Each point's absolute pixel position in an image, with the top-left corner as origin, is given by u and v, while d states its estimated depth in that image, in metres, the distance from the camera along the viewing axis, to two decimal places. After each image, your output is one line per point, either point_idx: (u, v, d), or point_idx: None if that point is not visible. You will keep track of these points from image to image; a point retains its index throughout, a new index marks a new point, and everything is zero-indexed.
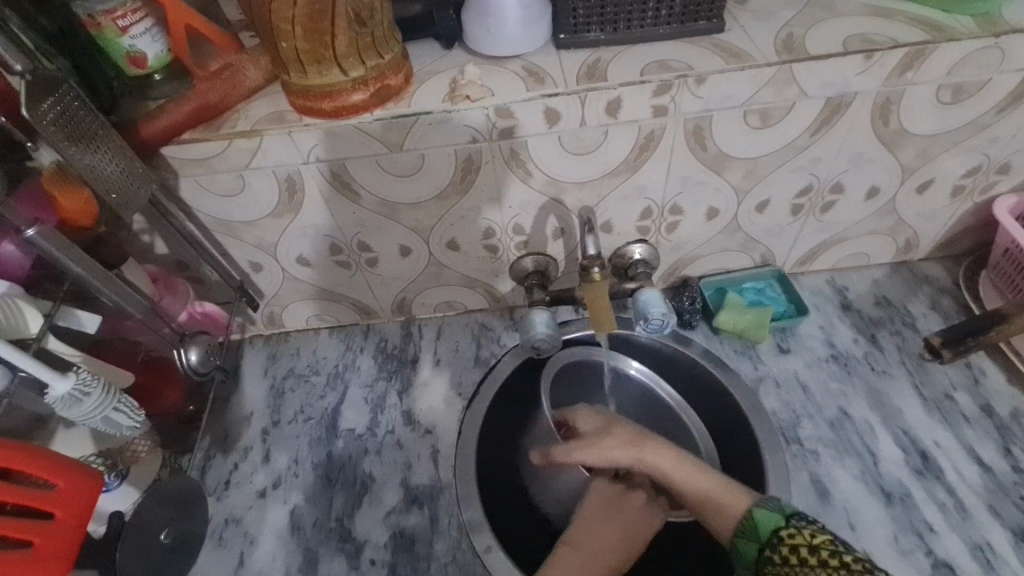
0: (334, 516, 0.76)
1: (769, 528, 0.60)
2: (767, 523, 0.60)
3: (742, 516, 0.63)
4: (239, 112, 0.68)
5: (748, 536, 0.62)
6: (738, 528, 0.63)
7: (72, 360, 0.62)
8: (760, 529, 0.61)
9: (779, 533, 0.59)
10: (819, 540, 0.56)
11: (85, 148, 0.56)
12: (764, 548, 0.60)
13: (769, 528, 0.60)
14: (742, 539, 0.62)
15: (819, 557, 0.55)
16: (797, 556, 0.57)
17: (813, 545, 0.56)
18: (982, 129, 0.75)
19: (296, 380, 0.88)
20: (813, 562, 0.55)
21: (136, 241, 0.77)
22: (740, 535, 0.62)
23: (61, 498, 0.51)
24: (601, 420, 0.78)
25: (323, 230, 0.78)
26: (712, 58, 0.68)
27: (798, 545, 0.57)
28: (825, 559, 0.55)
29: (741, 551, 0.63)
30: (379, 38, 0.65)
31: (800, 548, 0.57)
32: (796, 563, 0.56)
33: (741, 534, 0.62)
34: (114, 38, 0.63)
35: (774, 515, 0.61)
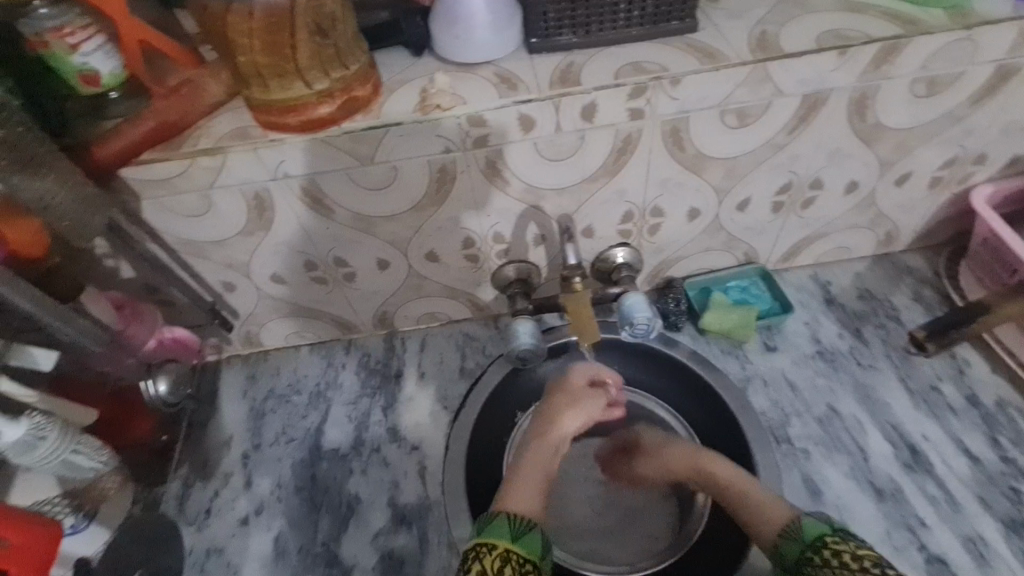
0: (320, 541, 0.73)
1: (814, 533, 0.63)
2: (812, 528, 0.63)
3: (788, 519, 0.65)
4: (201, 129, 0.66)
5: (792, 539, 0.64)
6: (783, 530, 0.65)
7: (26, 402, 0.59)
8: (805, 533, 0.63)
9: (824, 539, 0.62)
10: (862, 551, 0.59)
11: (29, 175, 0.54)
12: (807, 551, 0.62)
13: (815, 534, 0.63)
14: (786, 540, 0.64)
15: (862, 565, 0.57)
16: (839, 560, 0.59)
17: (857, 554, 0.58)
18: (957, 120, 0.75)
19: (276, 401, 0.86)
20: (853, 566, 0.58)
21: (100, 266, 0.73)
22: (785, 536, 0.64)
23: (16, 553, 0.49)
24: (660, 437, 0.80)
25: (297, 246, 0.76)
26: (686, 59, 0.67)
27: (841, 551, 0.60)
28: (865, 564, 0.57)
29: (782, 559, 0.64)
30: (344, 50, 0.62)
31: (844, 555, 0.59)
32: (838, 565, 0.59)
33: (787, 535, 0.64)
34: (64, 56, 0.60)
35: (821, 524, 0.63)
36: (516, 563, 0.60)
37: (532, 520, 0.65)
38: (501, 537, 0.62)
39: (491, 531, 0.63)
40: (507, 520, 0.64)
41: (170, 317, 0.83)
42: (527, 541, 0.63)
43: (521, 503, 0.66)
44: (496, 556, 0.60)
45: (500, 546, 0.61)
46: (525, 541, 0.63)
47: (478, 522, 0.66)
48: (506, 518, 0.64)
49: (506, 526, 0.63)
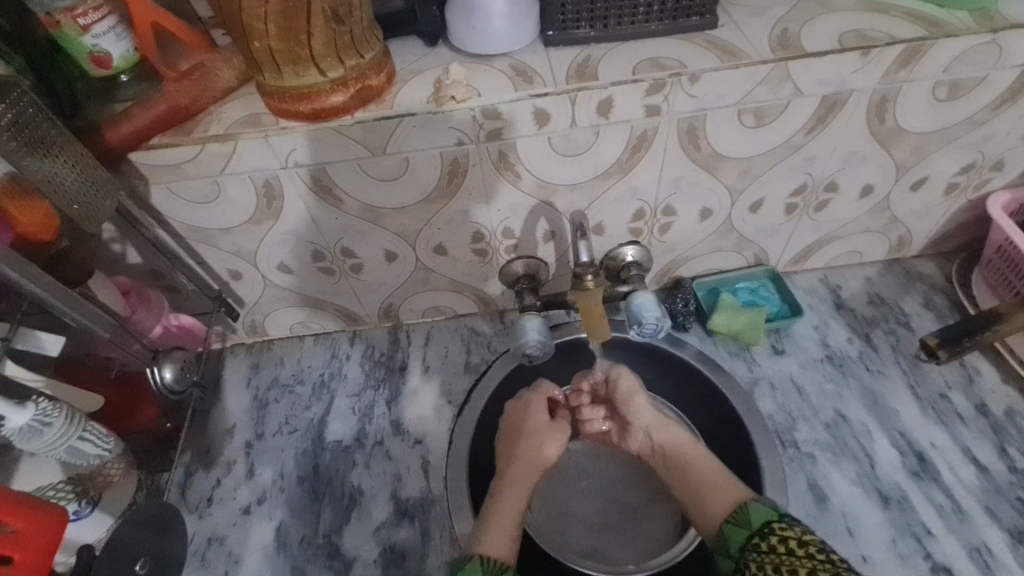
0: (321, 532, 0.73)
1: (761, 520, 0.62)
2: (760, 515, 0.62)
3: (738, 505, 0.66)
4: (212, 115, 0.65)
5: (740, 524, 0.64)
6: (732, 516, 0.65)
7: (34, 387, 0.60)
8: (752, 520, 0.63)
9: (771, 524, 0.61)
10: (807, 536, 0.58)
11: (41, 157, 0.53)
12: (753, 537, 0.62)
13: (762, 519, 0.62)
14: (733, 525, 0.65)
15: (806, 551, 0.57)
16: (785, 546, 0.58)
17: (802, 540, 0.58)
18: (977, 126, 0.74)
19: (280, 391, 0.85)
20: (801, 553, 0.57)
21: (106, 250, 0.73)
22: (732, 522, 0.65)
23: (20, 540, 0.48)
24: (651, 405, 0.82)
25: (305, 236, 0.75)
26: (706, 56, 0.66)
27: (787, 537, 0.59)
28: (811, 552, 0.56)
29: (727, 542, 0.65)
30: (359, 37, 0.61)
31: (789, 540, 0.58)
32: (783, 552, 0.58)
33: (735, 521, 0.65)
34: (75, 37, 0.59)
35: (769, 510, 0.63)
36: None
37: (507, 562, 0.64)
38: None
39: None
40: (481, 563, 0.63)
41: (175, 304, 0.82)
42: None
43: (494, 544, 0.66)
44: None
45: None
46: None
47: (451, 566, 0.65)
48: (480, 562, 0.63)
49: (478, 570, 0.63)
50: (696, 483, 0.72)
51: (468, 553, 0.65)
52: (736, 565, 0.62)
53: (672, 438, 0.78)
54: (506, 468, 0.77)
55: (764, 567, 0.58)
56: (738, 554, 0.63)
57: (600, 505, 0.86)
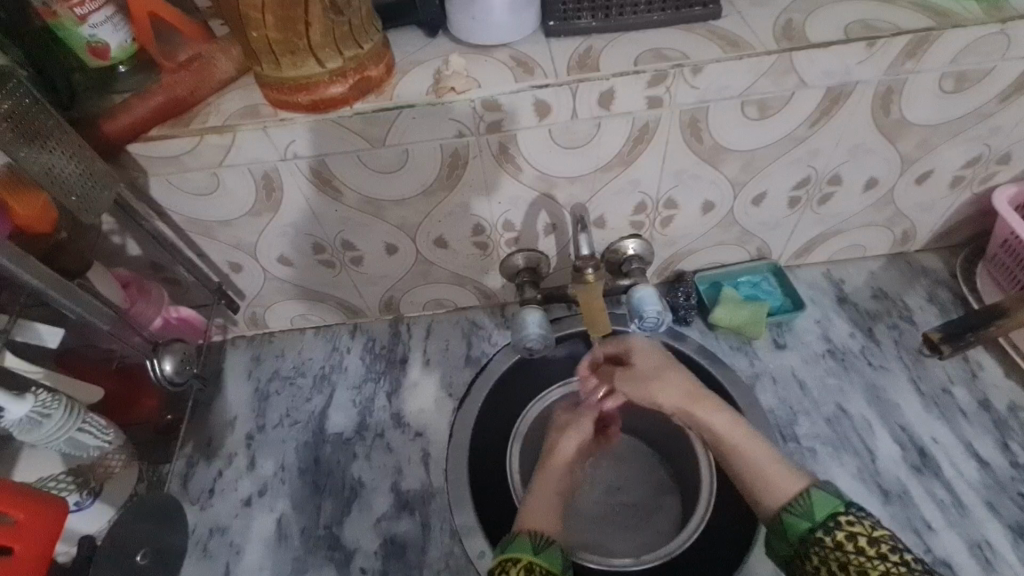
0: (322, 524, 0.73)
1: (825, 511, 0.60)
2: (825, 507, 0.60)
3: (796, 493, 0.62)
4: (210, 106, 0.64)
5: (801, 513, 0.61)
6: (790, 503, 0.62)
7: (28, 376, 0.60)
8: (816, 511, 0.60)
9: (837, 518, 0.59)
10: (879, 532, 0.57)
11: (39, 149, 0.52)
12: (816, 529, 0.59)
13: (826, 512, 0.60)
14: (792, 514, 0.61)
15: (879, 550, 0.56)
16: (854, 543, 0.57)
17: (874, 538, 0.56)
18: (984, 118, 0.73)
19: (281, 383, 0.85)
20: (872, 553, 0.56)
21: (107, 242, 0.73)
22: (791, 511, 0.62)
23: (22, 530, 0.49)
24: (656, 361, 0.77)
25: (305, 229, 0.75)
26: (708, 46, 0.65)
27: (856, 533, 0.57)
28: (883, 552, 0.55)
29: (784, 529, 0.62)
30: (357, 27, 0.60)
31: (858, 537, 0.57)
32: (852, 550, 0.56)
33: (794, 509, 0.61)
34: (73, 28, 0.59)
35: (832, 499, 0.61)
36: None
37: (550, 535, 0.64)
38: (525, 554, 0.61)
39: (511, 549, 0.62)
40: (530, 538, 0.63)
41: (176, 296, 0.82)
42: (548, 556, 0.62)
43: (539, 520, 0.66)
44: (521, 568, 0.60)
45: (522, 562, 0.60)
46: (546, 557, 0.62)
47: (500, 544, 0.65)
48: (529, 537, 0.63)
49: (528, 545, 0.62)
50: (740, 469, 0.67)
51: (516, 530, 0.65)
52: (794, 553, 0.61)
53: (715, 422, 0.70)
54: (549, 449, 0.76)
55: (832, 565, 0.57)
56: (798, 544, 0.60)
57: (602, 496, 0.87)
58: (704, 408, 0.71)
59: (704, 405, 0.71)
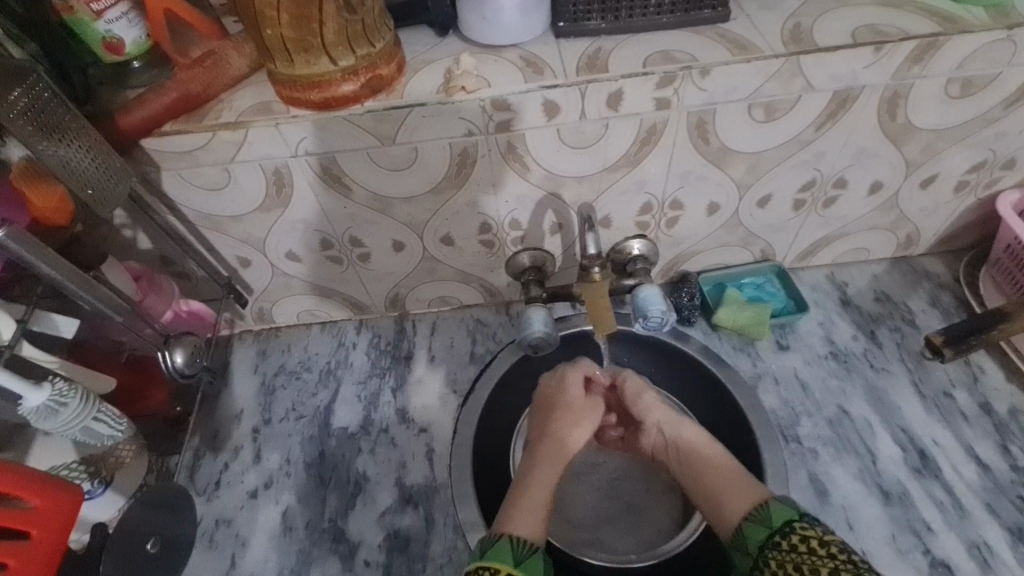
0: (327, 517, 0.74)
1: (782, 518, 0.62)
2: (781, 514, 0.62)
3: (757, 504, 0.65)
4: (223, 102, 0.65)
5: (759, 521, 0.63)
6: (750, 513, 0.65)
7: (47, 367, 0.60)
8: (773, 518, 0.62)
9: (792, 524, 0.61)
10: (829, 537, 0.58)
11: (58, 141, 0.53)
12: (774, 536, 0.61)
13: (782, 519, 0.62)
14: (752, 523, 0.64)
15: (828, 551, 0.57)
16: (806, 545, 0.58)
17: (823, 540, 0.58)
18: (990, 123, 0.74)
19: (287, 377, 0.86)
20: (821, 553, 0.57)
21: (117, 236, 0.74)
22: (751, 519, 0.64)
23: (39, 516, 0.50)
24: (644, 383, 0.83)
25: (313, 224, 0.76)
26: (717, 49, 0.65)
27: (808, 537, 0.59)
28: (832, 552, 0.56)
29: (744, 539, 0.64)
30: (370, 26, 0.61)
31: (810, 540, 0.58)
32: (805, 551, 0.58)
33: (753, 519, 0.64)
34: (89, 22, 0.60)
35: (789, 509, 0.63)
36: None
37: (535, 541, 0.65)
38: (504, 563, 0.61)
39: (494, 554, 0.62)
40: (511, 544, 0.63)
41: (184, 290, 0.83)
42: (528, 566, 0.62)
43: (523, 524, 0.66)
44: None
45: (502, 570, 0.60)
46: (527, 566, 0.62)
47: (479, 545, 0.65)
48: (509, 541, 0.63)
49: (508, 549, 0.63)
50: (705, 485, 0.72)
51: (496, 532, 0.66)
52: (754, 564, 0.62)
53: (689, 435, 0.76)
54: (540, 445, 0.77)
55: (785, 567, 0.58)
56: (756, 554, 0.62)
57: (601, 491, 0.88)
58: (683, 425, 0.77)
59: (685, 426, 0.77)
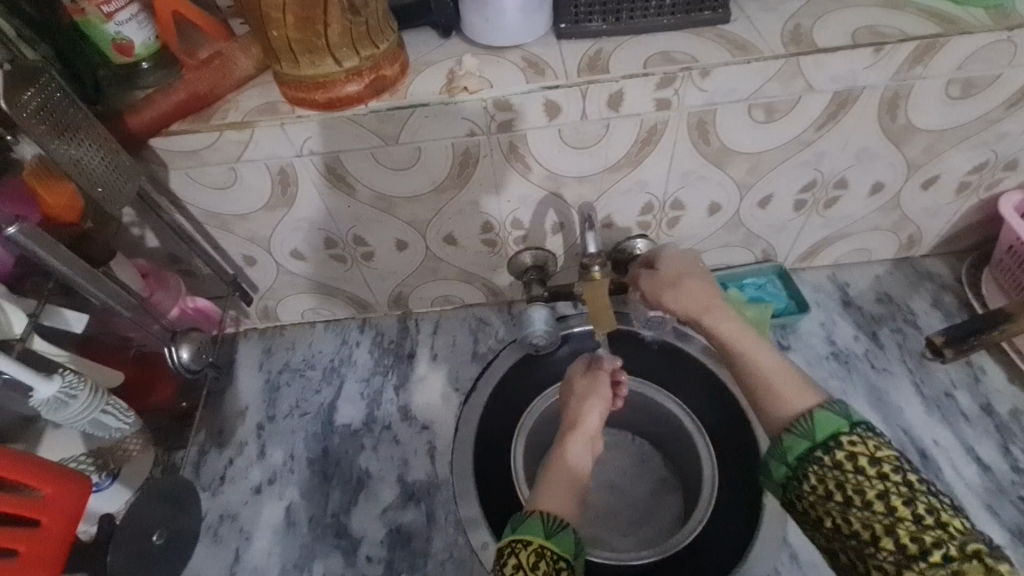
0: (330, 512, 0.75)
1: (828, 431, 0.53)
2: (828, 425, 0.53)
3: (800, 414, 0.56)
4: (230, 102, 0.66)
5: (802, 434, 0.54)
6: (791, 424, 0.56)
7: (57, 360, 0.61)
8: (817, 430, 0.54)
9: (840, 438, 0.52)
10: (881, 452, 0.51)
11: (69, 140, 0.54)
12: (816, 449, 0.53)
13: (829, 432, 0.53)
14: (793, 434, 0.55)
15: (880, 470, 0.50)
16: (854, 463, 0.51)
17: (876, 458, 0.51)
18: (991, 124, 0.74)
19: (291, 374, 0.87)
20: (872, 474, 0.50)
21: (126, 234, 0.75)
22: (792, 431, 0.55)
23: (49, 504, 0.51)
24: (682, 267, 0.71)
25: (318, 223, 0.77)
26: (717, 50, 0.66)
27: (858, 453, 0.51)
28: (884, 472, 0.50)
29: (782, 449, 0.55)
30: (374, 28, 0.62)
31: (859, 458, 0.51)
32: (851, 470, 0.51)
33: (794, 429, 0.55)
34: (99, 25, 0.61)
35: (838, 419, 0.54)
36: (550, 559, 0.57)
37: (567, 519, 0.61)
38: (535, 536, 0.58)
39: (524, 529, 0.60)
40: (541, 519, 0.60)
41: (191, 288, 0.84)
42: (561, 540, 0.59)
43: (552, 502, 0.63)
44: (531, 552, 0.57)
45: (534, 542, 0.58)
46: (558, 541, 0.59)
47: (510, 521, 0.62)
48: (540, 517, 0.60)
49: (540, 526, 0.60)
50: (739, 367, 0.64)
51: (527, 509, 0.63)
52: (789, 475, 0.55)
53: (727, 327, 0.65)
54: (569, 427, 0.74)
55: (828, 484, 0.52)
56: (795, 465, 0.54)
57: (608, 492, 0.88)
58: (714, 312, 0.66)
59: (718, 313, 0.66)
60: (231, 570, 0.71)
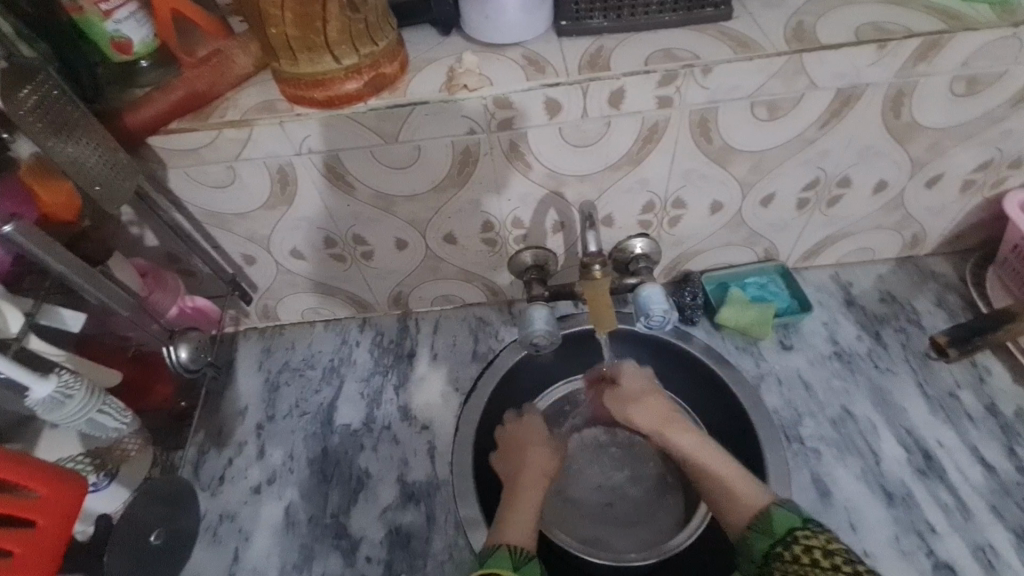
0: (329, 512, 0.75)
1: (785, 526, 0.62)
2: (784, 521, 0.62)
3: (760, 510, 0.65)
4: (228, 101, 0.66)
5: (762, 530, 0.63)
6: (754, 521, 0.65)
7: (55, 359, 0.61)
8: (775, 526, 0.62)
9: (795, 533, 0.61)
10: (833, 545, 0.58)
11: (67, 139, 0.54)
12: (776, 545, 0.61)
13: (785, 527, 0.62)
14: (755, 532, 0.64)
15: (832, 562, 0.57)
16: (810, 556, 0.58)
17: (829, 550, 0.58)
18: (996, 122, 0.73)
19: (291, 374, 0.87)
20: (826, 564, 0.57)
21: (125, 233, 0.75)
22: (755, 527, 0.64)
23: (44, 505, 0.50)
24: (642, 387, 0.82)
25: (318, 223, 0.76)
26: (719, 47, 0.65)
27: (812, 546, 0.59)
28: (837, 564, 0.56)
29: (750, 547, 0.64)
30: (373, 25, 0.62)
31: (814, 550, 0.58)
32: (808, 562, 0.58)
33: (756, 527, 0.64)
34: (97, 22, 0.61)
35: (792, 516, 0.63)
36: None
37: (531, 550, 0.66)
38: (504, 569, 0.62)
39: (493, 563, 0.63)
40: (509, 551, 0.64)
41: (190, 287, 0.84)
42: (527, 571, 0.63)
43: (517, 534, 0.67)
44: None
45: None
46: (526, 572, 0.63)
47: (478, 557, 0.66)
48: (509, 550, 0.64)
49: (508, 558, 0.63)
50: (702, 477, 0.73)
51: (494, 545, 0.66)
52: (759, 571, 0.62)
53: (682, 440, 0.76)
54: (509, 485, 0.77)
55: None
56: (761, 562, 0.62)
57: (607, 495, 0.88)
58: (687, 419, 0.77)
59: (674, 428, 0.77)
60: (230, 571, 0.71)
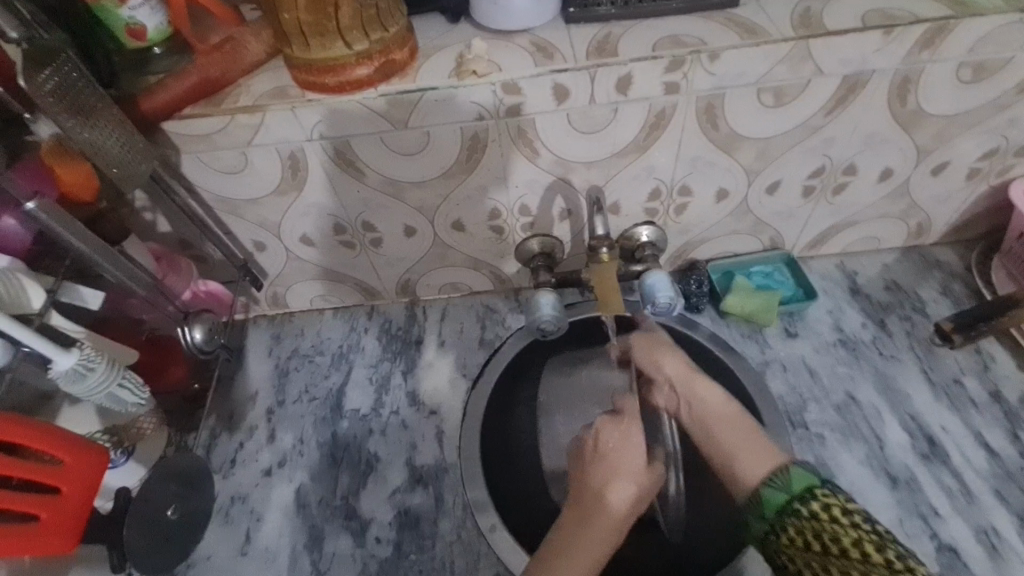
0: (339, 494, 0.76)
1: (802, 485, 0.60)
2: (802, 480, 0.61)
3: (778, 468, 0.63)
4: (240, 87, 0.67)
5: (778, 486, 0.61)
6: (770, 479, 0.63)
7: (73, 335, 0.62)
8: (793, 484, 0.61)
9: (813, 491, 0.59)
10: (852, 505, 0.57)
11: (86, 124, 0.55)
12: (793, 501, 0.59)
13: (804, 485, 0.60)
14: (772, 488, 0.62)
15: (851, 519, 0.55)
16: (829, 513, 0.56)
17: (847, 508, 0.56)
18: (1002, 109, 0.73)
19: (300, 360, 0.88)
20: (844, 521, 0.55)
21: (138, 219, 0.76)
22: (770, 485, 0.62)
23: (68, 472, 0.52)
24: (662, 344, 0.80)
25: (328, 209, 0.77)
26: (726, 34, 0.66)
27: (831, 504, 0.57)
28: (857, 522, 0.55)
29: (761, 505, 0.62)
30: (384, 11, 0.63)
31: (833, 508, 0.57)
32: (826, 519, 0.56)
33: (773, 484, 0.62)
34: (113, 9, 0.62)
35: (810, 475, 0.61)
36: None
37: None
38: None
39: None
40: None
41: (203, 273, 0.85)
42: None
43: None
44: None
45: None
46: None
47: None
48: None
49: None
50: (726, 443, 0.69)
51: None
52: (769, 527, 0.60)
53: (711, 401, 0.73)
54: (581, 509, 0.67)
55: (805, 532, 0.56)
56: (774, 517, 0.60)
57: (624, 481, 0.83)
58: (698, 383, 0.74)
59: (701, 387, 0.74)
60: (242, 551, 0.72)
